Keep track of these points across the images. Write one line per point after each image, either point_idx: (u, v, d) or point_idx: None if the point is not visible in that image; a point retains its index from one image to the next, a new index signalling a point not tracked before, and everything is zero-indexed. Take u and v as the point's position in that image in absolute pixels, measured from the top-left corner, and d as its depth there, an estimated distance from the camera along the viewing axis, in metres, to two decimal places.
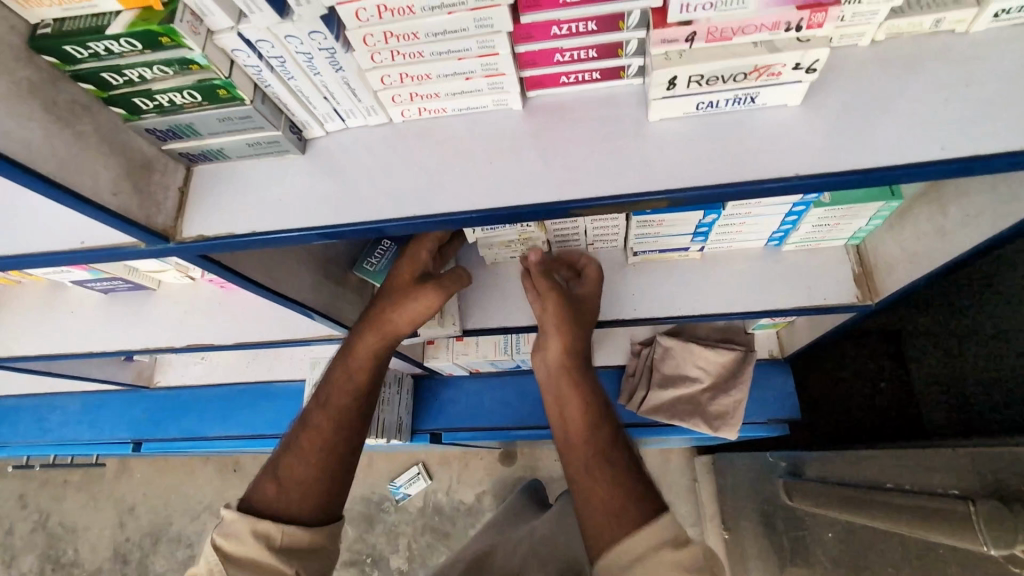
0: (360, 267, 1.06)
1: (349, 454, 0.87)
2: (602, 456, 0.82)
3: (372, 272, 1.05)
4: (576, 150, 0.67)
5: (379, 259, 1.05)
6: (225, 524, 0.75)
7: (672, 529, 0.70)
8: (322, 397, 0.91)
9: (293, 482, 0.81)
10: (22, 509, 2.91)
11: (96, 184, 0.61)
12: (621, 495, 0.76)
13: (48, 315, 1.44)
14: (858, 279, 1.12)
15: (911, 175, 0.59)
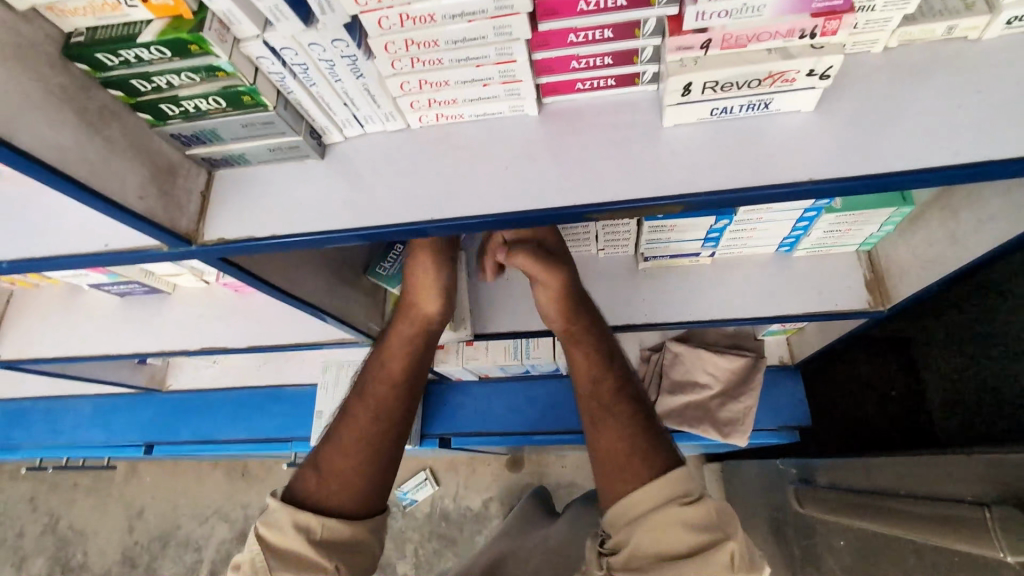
0: (374, 271, 1.08)
1: (388, 442, 0.89)
2: (608, 412, 0.90)
3: (387, 277, 1.09)
4: (591, 155, 0.68)
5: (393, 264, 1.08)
6: (269, 513, 0.80)
7: (683, 487, 0.79)
8: (360, 388, 0.94)
9: (332, 474, 0.84)
10: (32, 511, 2.93)
11: (122, 187, 0.63)
12: (628, 449, 0.84)
13: (64, 318, 1.46)
14: (869, 285, 1.12)
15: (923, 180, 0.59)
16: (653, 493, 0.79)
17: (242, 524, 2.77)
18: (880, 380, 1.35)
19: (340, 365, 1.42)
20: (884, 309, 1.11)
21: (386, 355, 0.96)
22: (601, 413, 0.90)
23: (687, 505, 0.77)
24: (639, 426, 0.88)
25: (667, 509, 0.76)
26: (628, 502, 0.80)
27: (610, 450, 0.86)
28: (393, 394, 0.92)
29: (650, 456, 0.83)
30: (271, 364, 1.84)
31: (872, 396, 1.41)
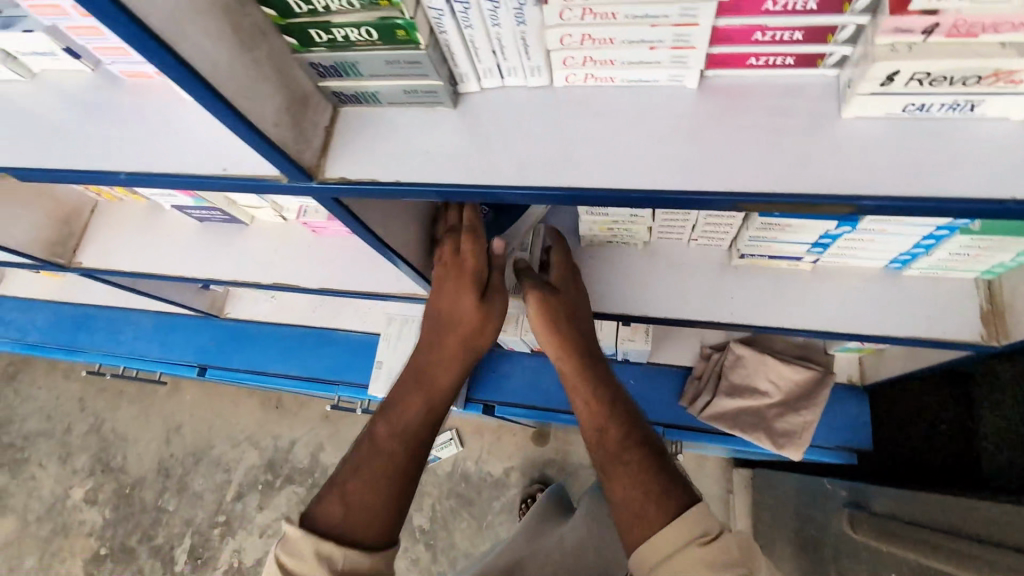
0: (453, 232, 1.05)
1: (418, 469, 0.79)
2: (616, 460, 0.80)
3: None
4: (751, 138, 0.62)
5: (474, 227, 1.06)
6: (287, 541, 0.66)
7: (704, 524, 0.68)
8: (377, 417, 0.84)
9: (358, 503, 0.72)
10: (80, 411, 3.11)
11: (262, 112, 0.61)
12: (640, 491, 0.74)
13: (142, 235, 1.49)
14: (984, 317, 1.04)
15: None
16: (672, 528, 0.68)
17: (272, 453, 2.88)
18: (931, 412, 1.38)
19: (402, 319, 1.42)
20: (999, 345, 1.03)
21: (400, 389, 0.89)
22: (607, 459, 0.81)
23: (705, 546, 0.65)
24: (651, 470, 0.77)
25: (685, 545, 0.67)
26: (651, 544, 0.68)
27: (624, 495, 0.75)
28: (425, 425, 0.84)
29: (665, 494, 0.73)
30: (327, 307, 1.87)
31: (920, 426, 1.43)
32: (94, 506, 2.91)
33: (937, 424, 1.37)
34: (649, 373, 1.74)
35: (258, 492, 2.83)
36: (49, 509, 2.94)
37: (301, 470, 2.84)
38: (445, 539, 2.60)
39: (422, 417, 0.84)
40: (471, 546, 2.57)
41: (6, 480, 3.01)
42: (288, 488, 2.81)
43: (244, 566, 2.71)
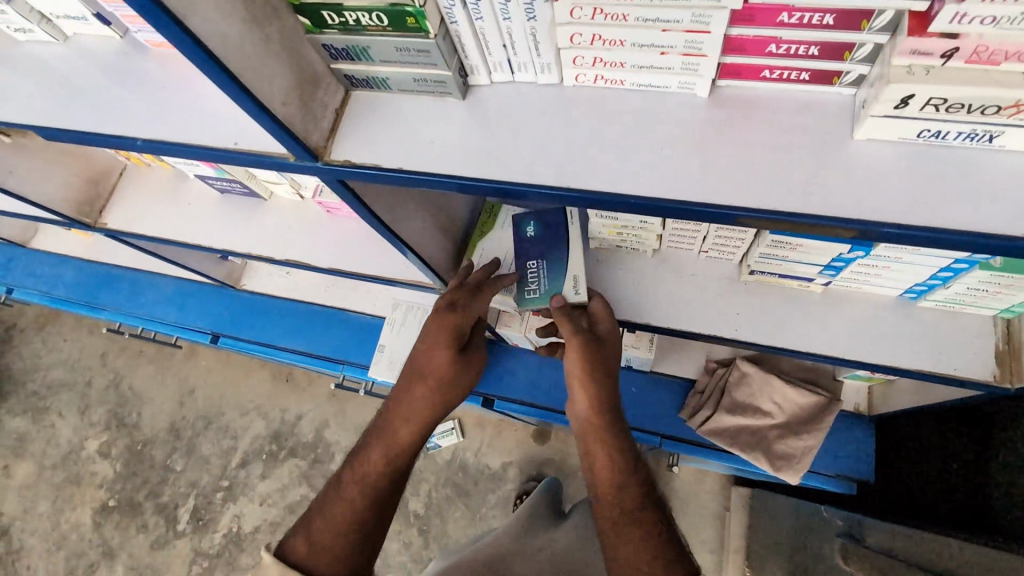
0: (521, 298, 1.07)
1: (379, 516, 0.85)
2: (628, 518, 0.81)
3: (538, 295, 1.07)
4: (758, 152, 0.61)
5: (535, 278, 1.07)
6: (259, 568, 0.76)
7: None
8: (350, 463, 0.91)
9: (322, 545, 0.79)
10: (101, 366, 3.22)
11: (270, 89, 0.63)
12: (648, 557, 0.75)
13: (166, 201, 1.53)
14: (998, 357, 1.00)
15: None
16: None
17: (278, 425, 2.95)
18: (943, 449, 1.36)
19: (409, 306, 1.42)
20: (1009, 387, 0.99)
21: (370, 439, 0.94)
22: (618, 515, 0.81)
23: None
24: (662, 536, 0.78)
25: None
26: None
27: (628, 556, 0.76)
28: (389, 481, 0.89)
29: (671, 566, 0.74)
30: (339, 287, 1.89)
31: (925, 461, 1.41)
32: (107, 459, 3.03)
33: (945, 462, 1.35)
34: (652, 382, 1.72)
35: (262, 462, 2.90)
36: (65, 457, 3.06)
37: (304, 444, 2.89)
38: (437, 526, 2.63)
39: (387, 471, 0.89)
40: (462, 536, 2.59)
41: (27, 426, 3.14)
42: (290, 461, 2.88)
43: (242, 532, 2.79)
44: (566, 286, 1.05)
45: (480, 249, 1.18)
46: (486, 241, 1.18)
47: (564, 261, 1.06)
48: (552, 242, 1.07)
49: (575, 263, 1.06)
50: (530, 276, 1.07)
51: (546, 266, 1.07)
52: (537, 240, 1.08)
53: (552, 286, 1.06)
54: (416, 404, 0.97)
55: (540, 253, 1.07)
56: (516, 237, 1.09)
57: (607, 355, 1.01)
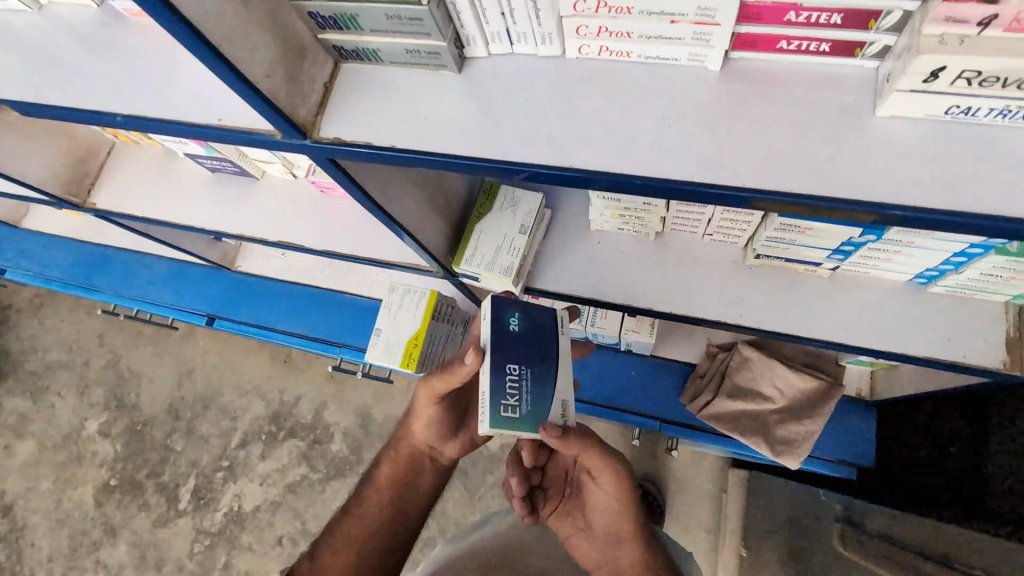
0: (497, 419, 0.82)
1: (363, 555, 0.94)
2: None
3: (516, 419, 0.84)
4: (773, 131, 0.57)
5: (517, 396, 0.84)
6: None
7: None
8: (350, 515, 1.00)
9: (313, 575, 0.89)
10: (99, 347, 3.20)
11: (252, 60, 0.59)
12: None
13: (156, 180, 1.49)
14: (1009, 344, 0.98)
15: None
16: None
17: (277, 407, 2.94)
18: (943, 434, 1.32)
19: (405, 289, 1.39)
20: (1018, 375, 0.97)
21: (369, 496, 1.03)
22: None
23: None
24: None
25: None
26: None
27: None
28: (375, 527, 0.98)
29: None
30: (336, 269, 1.86)
31: (930, 446, 1.36)
32: (107, 439, 3.03)
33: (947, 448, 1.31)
34: (652, 366, 1.70)
35: (261, 442, 2.90)
36: (65, 436, 3.07)
37: (303, 425, 2.89)
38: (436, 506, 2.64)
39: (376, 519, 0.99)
40: (461, 516, 2.61)
41: (27, 406, 3.15)
42: (290, 442, 2.88)
43: (243, 511, 2.81)
44: (553, 412, 0.86)
45: (478, 231, 1.16)
46: (483, 223, 1.16)
47: (552, 380, 0.87)
48: (538, 350, 0.88)
49: (564, 384, 0.89)
50: (511, 392, 0.84)
51: (531, 379, 0.86)
52: (524, 343, 0.87)
53: (536, 412, 0.85)
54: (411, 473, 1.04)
55: (526, 363, 0.86)
56: (502, 335, 0.86)
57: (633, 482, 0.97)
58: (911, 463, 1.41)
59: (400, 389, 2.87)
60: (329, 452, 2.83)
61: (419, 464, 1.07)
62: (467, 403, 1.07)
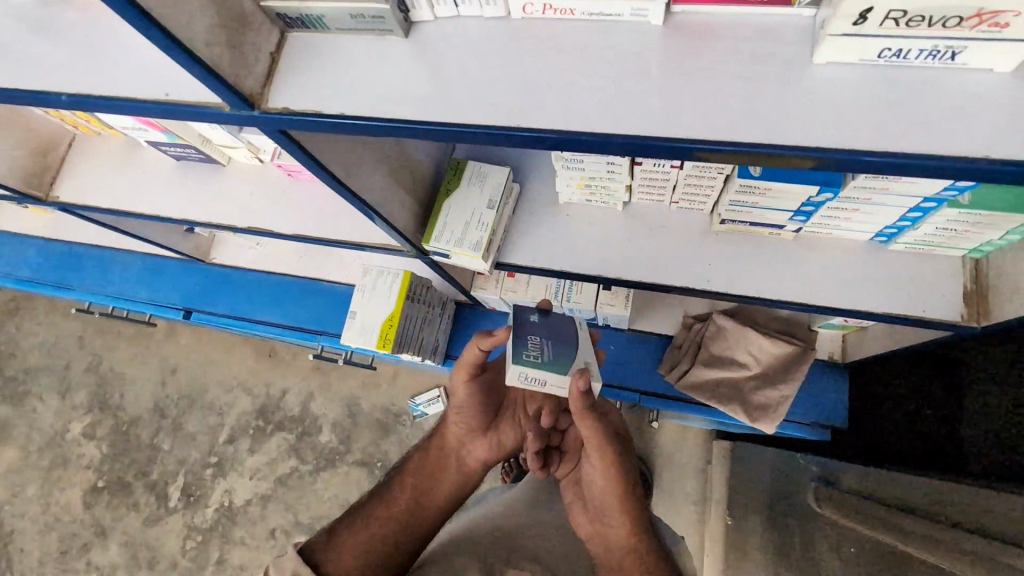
0: (521, 359, 0.91)
1: (387, 538, 0.98)
2: None
3: (540, 363, 0.91)
4: (715, 81, 0.58)
5: (539, 349, 0.93)
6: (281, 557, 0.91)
7: None
8: (378, 497, 1.05)
9: (338, 544, 0.95)
10: (79, 348, 3.16)
11: (189, 27, 0.58)
12: None
13: (121, 171, 1.46)
14: (966, 297, 1.01)
15: None
16: None
17: (263, 400, 2.93)
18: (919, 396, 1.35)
19: (379, 271, 1.39)
20: (978, 326, 0.99)
21: (399, 483, 1.07)
22: None
23: None
24: None
25: None
26: None
27: None
28: (399, 517, 1.01)
29: None
30: (312, 256, 1.85)
31: (908, 407, 1.40)
32: (92, 441, 3.01)
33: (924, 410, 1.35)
34: (631, 340, 1.71)
35: (249, 437, 2.89)
36: (50, 440, 3.04)
37: (291, 418, 2.88)
38: None
39: (402, 509, 1.02)
40: None
41: (8, 411, 3.10)
42: (278, 435, 2.87)
43: (234, 506, 2.80)
44: (576, 363, 0.93)
45: (447, 207, 1.16)
46: (452, 199, 1.16)
47: (571, 349, 0.95)
48: (560, 331, 0.99)
49: (585, 350, 0.97)
50: (534, 347, 0.93)
51: (551, 345, 0.95)
52: (545, 327, 0.99)
53: (556, 364, 0.91)
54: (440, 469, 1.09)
55: (547, 335, 0.97)
56: (522, 321, 0.99)
57: (628, 466, 1.03)
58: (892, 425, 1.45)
59: (386, 377, 2.86)
60: (318, 443, 2.82)
61: (448, 461, 1.10)
62: (500, 402, 1.14)
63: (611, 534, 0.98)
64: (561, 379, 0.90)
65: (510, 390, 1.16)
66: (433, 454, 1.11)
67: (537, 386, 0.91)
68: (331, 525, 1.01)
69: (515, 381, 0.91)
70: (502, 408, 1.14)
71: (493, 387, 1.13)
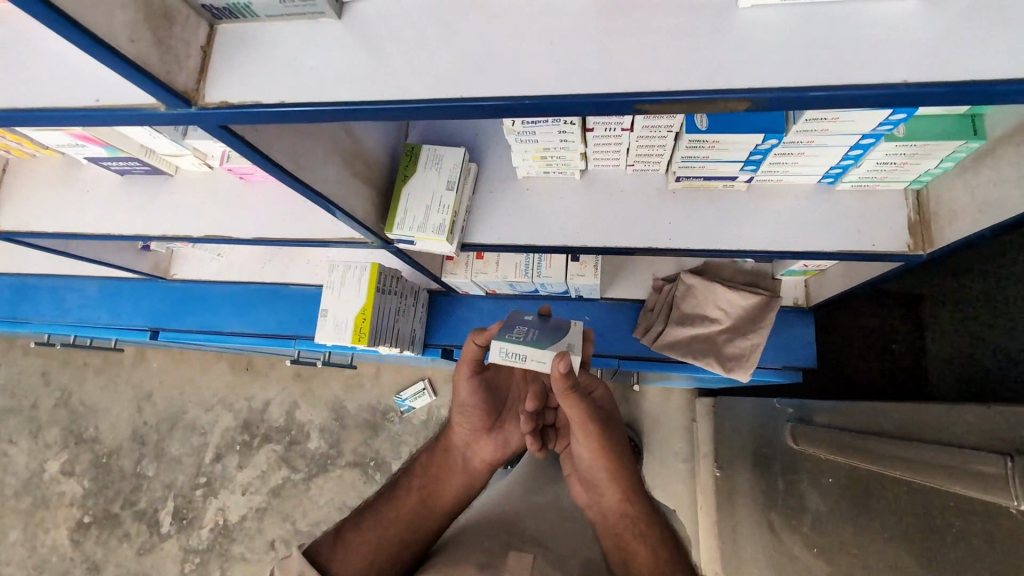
0: (503, 337, 0.95)
1: (397, 539, 0.89)
2: None
3: (521, 341, 0.94)
4: (647, 35, 0.59)
5: (524, 332, 0.96)
6: (288, 560, 0.83)
7: None
8: (384, 495, 0.96)
9: (347, 545, 0.87)
10: (45, 386, 3.04)
11: (111, 25, 0.57)
12: None
13: (63, 191, 1.41)
14: (911, 227, 1.06)
15: (1001, 97, 0.54)
16: None
17: (246, 415, 2.88)
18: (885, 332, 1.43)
19: (346, 267, 1.38)
20: (923, 254, 1.05)
21: (406, 482, 0.98)
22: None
23: None
24: None
25: None
26: None
27: None
28: (410, 519, 0.92)
29: None
30: (277, 261, 1.81)
31: (878, 341, 1.46)
32: (72, 477, 2.91)
33: (891, 343, 1.41)
34: (605, 309, 1.74)
35: (236, 453, 2.84)
36: (27, 482, 2.94)
37: (277, 429, 2.84)
38: None
39: (412, 508, 0.93)
40: None
41: None
42: (266, 447, 2.83)
43: (229, 523, 2.75)
44: (558, 343, 0.93)
45: (406, 193, 1.15)
46: (409, 185, 1.15)
47: (557, 334, 0.96)
48: (551, 325, 1.00)
49: (572, 334, 0.96)
50: (519, 332, 0.96)
51: (537, 331, 0.97)
52: (540, 322, 1.01)
53: (537, 343, 0.93)
54: (448, 468, 1.00)
55: (538, 326, 0.99)
56: (516, 315, 1.03)
57: (616, 434, 0.98)
58: (859, 362, 1.51)
59: (369, 376, 2.85)
60: (307, 450, 2.78)
61: (456, 461, 1.01)
62: (502, 401, 1.08)
63: (607, 508, 0.92)
64: (539, 354, 0.91)
65: (510, 390, 1.10)
66: (439, 455, 1.03)
67: (518, 362, 0.93)
68: (334, 524, 0.93)
69: (497, 357, 0.94)
70: (505, 407, 1.07)
71: (494, 385, 1.07)
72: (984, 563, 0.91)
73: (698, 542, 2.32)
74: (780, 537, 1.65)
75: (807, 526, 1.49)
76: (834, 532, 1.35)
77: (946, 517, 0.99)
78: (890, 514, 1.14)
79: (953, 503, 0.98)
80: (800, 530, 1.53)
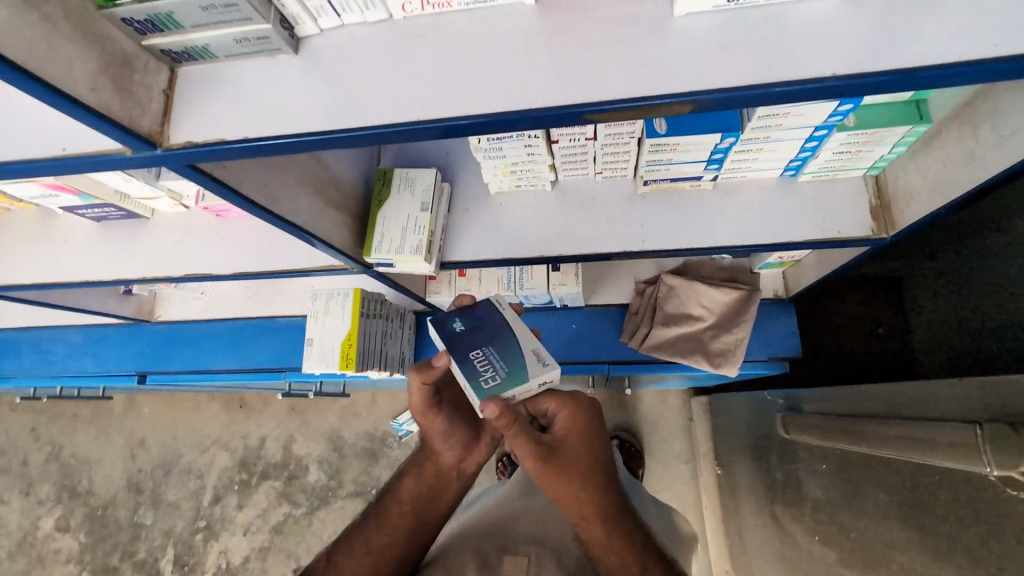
0: (484, 391, 0.81)
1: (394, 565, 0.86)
2: None
3: (498, 382, 0.83)
4: (591, 48, 0.62)
5: (487, 363, 0.85)
6: None
7: None
8: (376, 518, 0.89)
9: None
10: (35, 441, 2.99)
11: (71, 76, 0.58)
12: None
13: (39, 243, 1.40)
14: (874, 212, 1.09)
15: (936, 81, 0.57)
16: None
17: (243, 453, 2.84)
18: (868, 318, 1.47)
19: (329, 294, 1.39)
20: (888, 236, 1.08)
21: (396, 504, 0.90)
22: None
23: None
24: None
25: None
26: None
27: None
28: (405, 543, 0.87)
29: None
30: (262, 295, 1.81)
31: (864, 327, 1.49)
32: (67, 532, 2.85)
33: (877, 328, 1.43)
34: (590, 316, 1.76)
35: (235, 492, 2.80)
36: (22, 542, 2.87)
37: (274, 464, 2.80)
38: None
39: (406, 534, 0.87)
40: None
41: None
42: (264, 484, 2.78)
43: (232, 565, 2.70)
44: (527, 359, 0.86)
45: (381, 217, 1.16)
46: (384, 209, 1.17)
47: (510, 340, 0.88)
48: (492, 328, 0.90)
49: (523, 334, 0.89)
50: (482, 365, 0.85)
51: (495, 352, 0.86)
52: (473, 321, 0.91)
53: (512, 371, 0.84)
54: (439, 487, 0.90)
55: (487, 341, 0.88)
56: (447, 336, 0.89)
57: (582, 458, 0.80)
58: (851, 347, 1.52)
59: (364, 405, 2.84)
60: (307, 484, 2.75)
61: (448, 479, 0.91)
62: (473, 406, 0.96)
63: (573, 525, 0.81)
64: (526, 387, 0.83)
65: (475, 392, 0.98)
66: (426, 479, 0.91)
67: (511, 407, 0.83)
68: (328, 546, 0.91)
69: None
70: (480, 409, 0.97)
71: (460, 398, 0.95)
72: (974, 534, 0.92)
73: (707, 542, 2.31)
74: (784, 529, 1.65)
75: (808, 514, 1.50)
76: (833, 517, 1.36)
77: (935, 493, 1.01)
78: (883, 495, 1.16)
79: (942, 480, 0.99)
80: (802, 519, 1.53)
